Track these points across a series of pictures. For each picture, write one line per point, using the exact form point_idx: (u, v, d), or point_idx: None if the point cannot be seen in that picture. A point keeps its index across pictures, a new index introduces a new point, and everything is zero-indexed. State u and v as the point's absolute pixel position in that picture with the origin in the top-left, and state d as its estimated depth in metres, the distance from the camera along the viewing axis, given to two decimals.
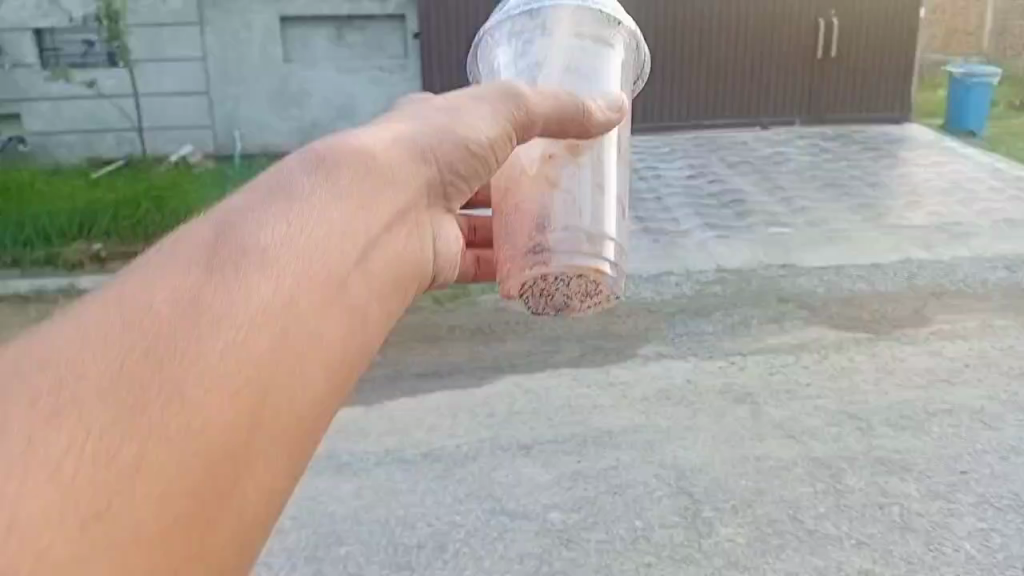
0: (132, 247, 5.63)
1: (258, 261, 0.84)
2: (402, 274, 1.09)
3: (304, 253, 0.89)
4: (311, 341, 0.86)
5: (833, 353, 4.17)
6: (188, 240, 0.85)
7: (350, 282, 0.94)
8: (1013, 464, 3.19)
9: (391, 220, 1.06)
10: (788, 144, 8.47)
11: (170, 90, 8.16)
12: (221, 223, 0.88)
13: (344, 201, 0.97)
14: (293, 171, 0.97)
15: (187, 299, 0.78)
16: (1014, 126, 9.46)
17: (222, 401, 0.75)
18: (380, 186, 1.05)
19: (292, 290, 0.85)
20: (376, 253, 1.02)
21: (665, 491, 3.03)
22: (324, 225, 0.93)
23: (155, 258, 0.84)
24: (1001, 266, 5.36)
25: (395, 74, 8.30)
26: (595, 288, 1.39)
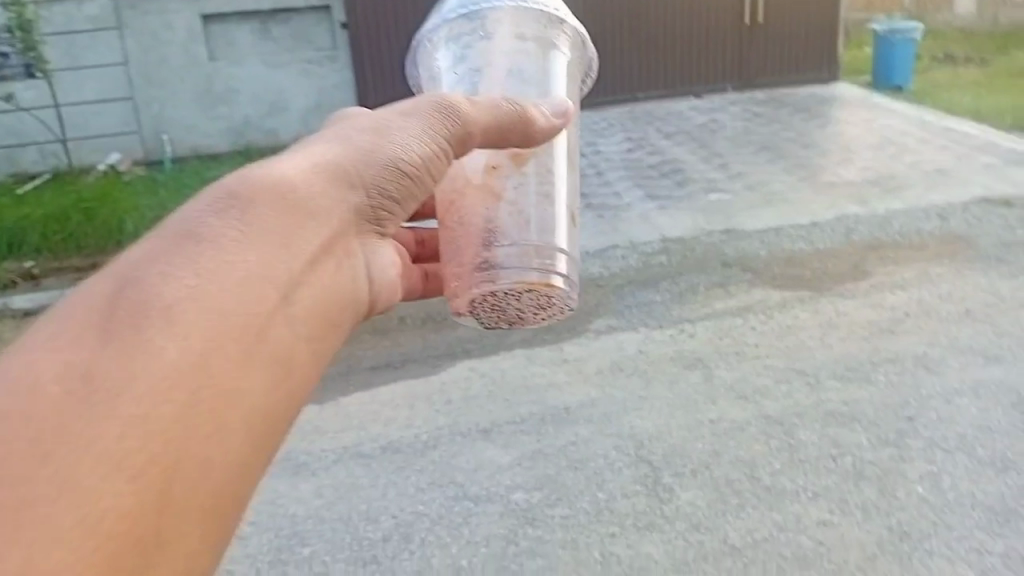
0: (65, 262, 5.55)
1: (160, 322, 0.92)
2: (326, 306, 1.18)
3: (209, 309, 0.97)
4: (220, 394, 0.95)
5: (779, 313, 4.24)
6: (94, 303, 0.94)
7: (261, 329, 1.03)
8: (957, 406, 3.30)
9: (310, 257, 1.14)
10: (722, 111, 8.57)
11: (92, 98, 7.91)
12: (127, 281, 0.96)
13: (250, 248, 1.05)
14: (215, 214, 1.08)
15: (89, 368, 0.87)
16: (937, 78, 9.71)
17: (128, 471, 0.83)
18: (292, 224, 1.12)
19: (196, 349, 0.94)
20: (291, 294, 1.10)
21: (625, 461, 3.06)
22: (227, 279, 1.00)
23: (65, 318, 0.92)
24: (934, 216, 5.51)
25: (323, 66, 8.18)
26: (547, 298, 1.42)
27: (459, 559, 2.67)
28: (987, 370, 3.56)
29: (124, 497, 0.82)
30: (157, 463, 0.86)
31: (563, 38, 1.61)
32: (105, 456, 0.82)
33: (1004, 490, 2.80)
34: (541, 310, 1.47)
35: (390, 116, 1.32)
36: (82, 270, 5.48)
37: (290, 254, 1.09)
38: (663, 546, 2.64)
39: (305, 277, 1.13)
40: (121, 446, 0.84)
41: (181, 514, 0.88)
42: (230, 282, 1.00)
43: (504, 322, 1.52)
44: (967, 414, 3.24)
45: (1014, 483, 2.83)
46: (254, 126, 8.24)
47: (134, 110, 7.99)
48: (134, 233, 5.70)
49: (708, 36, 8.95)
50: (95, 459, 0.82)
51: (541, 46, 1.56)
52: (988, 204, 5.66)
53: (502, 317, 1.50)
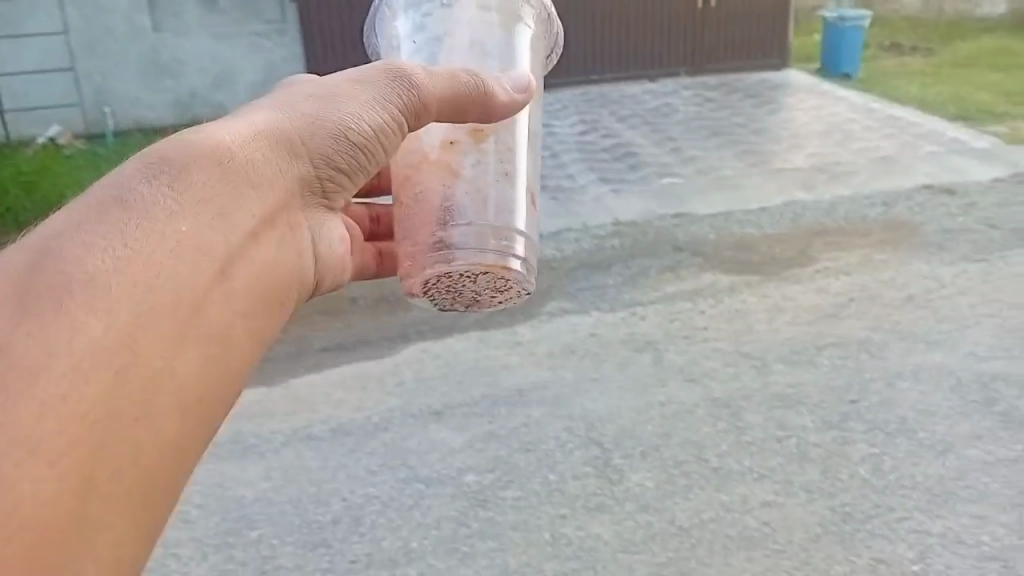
0: (2, 238, 5.32)
1: (85, 298, 0.91)
2: (262, 281, 1.17)
3: (137, 286, 0.96)
4: (149, 369, 0.95)
5: (728, 297, 4.31)
6: (13, 275, 0.92)
7: (194, 305, 1.02)
8: (898, 389, 3.39)
9: (245, 234, 1.14)
10: (674, 95, 8.62)
11: (31, 68, 7.63)
12: (49, 252, 0.94)
13: (179, 223, 1.04)
14: (145, 183, 1.05)
15: (8, 341, 0.85)
16: (884, 67, 9.89)
17: (47, 456, 0.82)
18: (225, 200, 1.11)
19: (123, 324, 0.93)
20: (225, 270, 1.09)
21: (576, 443, 3.09)
22: (156, 254, 0.99)
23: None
24: (879, 203, 5.63)
25: (273, 40, 8.03)
26: (503, 282, 1.40)
27: (410, 541, 2.67)
28: (927, 355, 3.66)
29: (43, 482, 0.81)
30: (81, 444, 0.85)
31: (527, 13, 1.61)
32: (26, 437, 0.81)
33: (941, 471, 2.90)
34: (498, 293, 1.46)
35: (339, 82, 1.32)
36: None
37: (223, 229, 1.09)
38: (612, 527, 2.67)
39: (240, 253, 1.12)
40: (42, 427, 0.82)
41: (105, 494, 0.88)
42: (159, 257, 1.00)
43: (461, 305, 1.50)
44: (907, 397, 3.34)
45: (951, 465, 2.93)
46: (201, 99, 8.06)
47: (76, 81, 7.74)
48: None
49: (662, 20, 8.98)
50: (11, 440, 0.80)
51: (505, 18, 1.56)
52: (931, 193, 5.80)
53: (459, 300, 1.48)
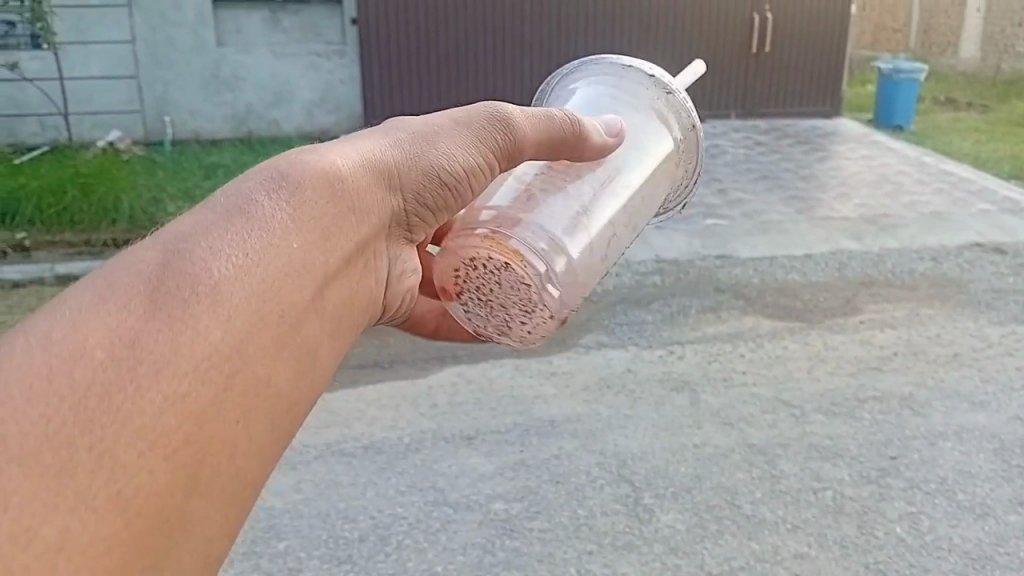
0: (56, 237, 5.48)
1: (207, 303, 0.80)
2: (357, 306, 1.04)
3: (257, 292, 0.84)
4: (258, 385, 0.83)
5: (768, 342, 4.26)
6: (138, 270, 0.80)
7: (304, 320, 0.90)
8: (939, 448, 3.32)
9: (352, 252, 1.01)
10: (724, 137, 8.61)
11: (97, 74, 7.85)
12: (174, 249, 0.82)
13: (299, 234, 0.91)
14: (259, 192, 0.91)
15: (136, 339, 0.74)
16: (939, 120, 9.79)
17: (163, 450, 0.72)
18: (340, 212, 0.99)
19: (239, 333, 0.81)
20: (333, 287, 0.97)
21: (607, 479, 3.06)
22: (277, 261, 0.88)
23: (107, 279, 0.79)
24: (928, 257, 5.55)
25: (332, 60, 8.21)
26: (529, 285, 1.21)
27: (435, 564, 2.66)
28: (971, 415, 3.58)
29: (158, 477, 0.72)
30: (192, 446, 0.75)
31: (663, 135, 1.54)
32: (145, 431, 0.72)
33: (980, 535, 2.82)
34: (527, 312, 1.26)
35: (440, 119, 1.17)
36: (75, 245, 5.42)
37: (335, 245, 0.97)
38: (639, 568, 2.64)
39: (346, 271, 1.00)
40: (159, 423, 0.73)
41: (206, 509, 0.77)
42: (278, 265, 0.88)
43: (496, 331, 1.32)
44: (948, 457, 3.26)
45: (991, 529, 2.84)
46: (257, 114, 8.23)
47: (139, 89, 7.95)
48: (130, 213, 5.64)
49: (715, 62, 8.97)
50: (136, 432, 0.71)
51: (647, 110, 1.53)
52: (981, 250, 5.70)
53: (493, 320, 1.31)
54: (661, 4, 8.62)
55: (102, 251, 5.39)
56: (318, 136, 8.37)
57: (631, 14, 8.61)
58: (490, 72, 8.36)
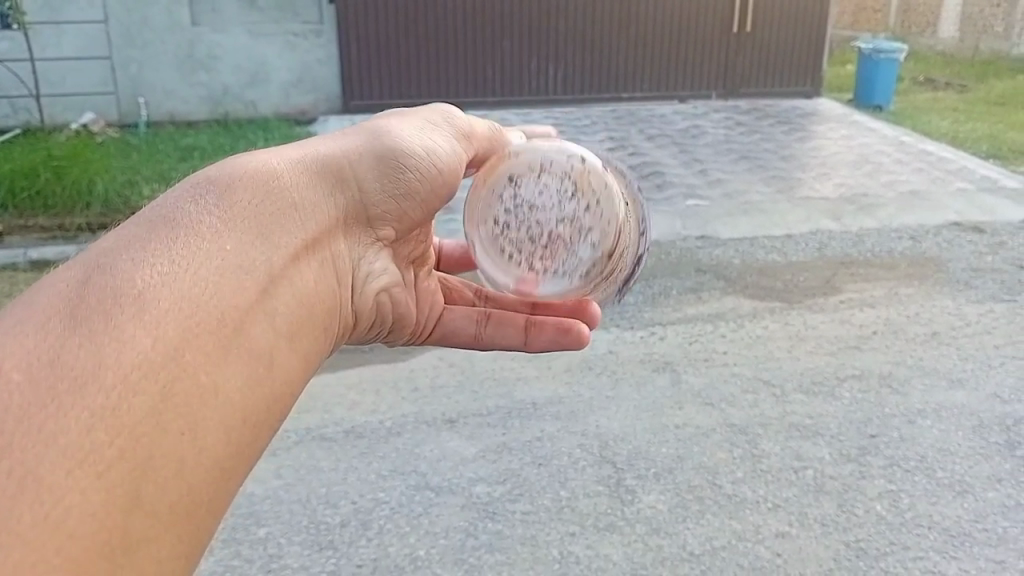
0: (31, 221, 5.41)
1: (133, 315, 0.88)
2: (305, 307, 1.14)
3: (188, 301, 0.94)
4: (202, 381, 0.92)
5: (749, 323, 4.26)
6: (69, 292, 0.89)
7: (243, 319, 1.01)
8: (918, 427, 3.33)
9: (291, 252, 1.13)
10: (704, 117, 8.59)
11: (69, 54, 7.69)
12: (103, 266, 0.92)
13: (223, 241, 1.03)
14: (183, 211, 1.03)
15: (58, 355, 0.82)
16: (917, 100, 9.83)
17: (94, 469, 0.78)
18: (268, 218, 1.11)
19: (173, 338, 0.90)
20: (275, 286, 1.09)
21: (589, 460, 3.06)
22: (209, 265, 0.99)
23: (43, 303, 0.88)
24: (907, 237, 5.57)
25: (308, 40, 8.11)
26: (542, 175, 1.43)
27: (417, 549, 2.64)
28: (949, 393, 3.60)
29: (91, 495, 0.77)
30: (130, 457, 0.82)
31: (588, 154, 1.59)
32: (72, 450, 0.78)
33: (960, 513, 2.84)
34: (569, 198, 1.43)
35: (372, 125, 1.37)
36: (48, 230, 5.36)
37: (268, 244, 1.09)
38: (621, 549, 2.63)
39: (286, 273, 1.11)
40: (90, 440, 0.79)
41: (151, 532, 0.83)
42: (210, 269, 0.99)
43: (593, 243, 1.43)
44: (928, 435, 3.28)
45: (970, 506, 2.87)
46: (232, 95, 8.13)
47: (112, 71, 7.80)
48: (104, 195, 5.55)
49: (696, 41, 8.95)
50: (59, 454, 0.77)
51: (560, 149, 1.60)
52: (960, 230, 5.74)
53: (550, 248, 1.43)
54: None
55: (75, 236, 5.34)
56: (296, 118, 8.28)
57: None
58: (470, 53, 8.34)
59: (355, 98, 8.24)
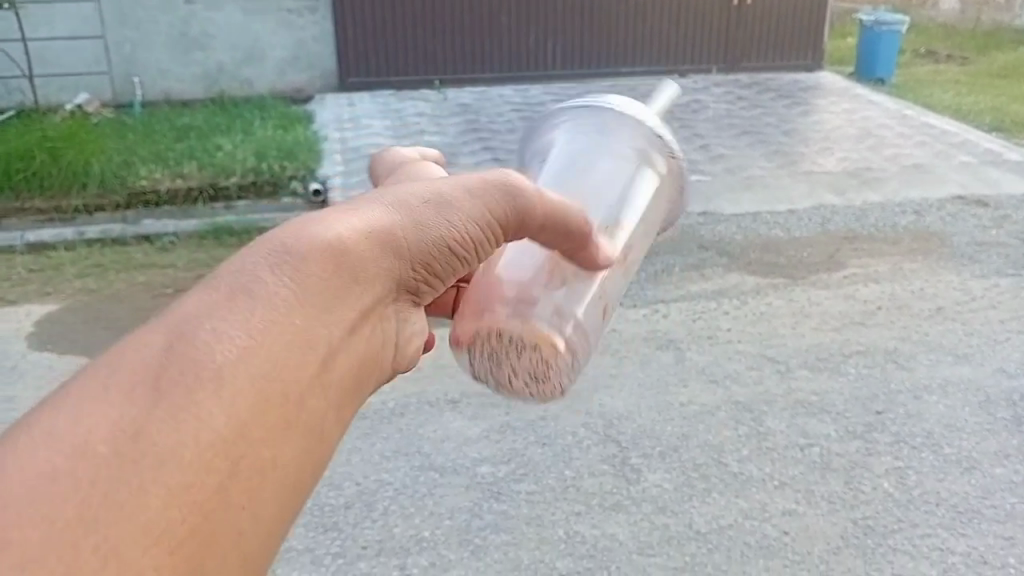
0: (27, 203, 5.35)
1: (212, 386, 0.68)
2: (376, 367, 0.90)
3: (264, 373, 0.72)
4: (269, 471, 0.72)
5: (752, 299, 4.23)
6: (137, 355, 0.68)
7: (316, 398, 0.77)
8: (925, 403, 3.31)
9: (373, 315, 0.87)
10: (705, 92, 8.50)
11: (62, 33, 7.58)
12: (178, 326, 0.70)
13: (308, 306, 0.77)
14: (266, 260, 0.77)
15: (138, 430, 0.64)
16: (920, 73, 9.74)
17: (165, 548, 0.63)
18: (357, 276, 0.83)
19: (249, 415, 0.70)
20: (348, 357, 0.83)
21: (594, 439, 3.04)
22: (285, 340, 0.74)
23: (109, 363, 0.68)
24: (911, 211, 5.53)
25: (304, 17, 7.99)
26: (543, 369, 1.10)
27: (422, 530, 2.63)
28: (955, 368, 3.58)
29: None
30: (195, 546, 0.65)
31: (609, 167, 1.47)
32: (148, 528, 0.62)
33: (967, 489, 2.82)
34: (532, 379, 1.12)
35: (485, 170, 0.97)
36: (45, 212, 5.32)
37: (348, 312, 0.82)
38: (628, 528, 2.62)
39: (367, 335, 0.86)
40: (162, 521, 0.63)
41: None
42: (282, 340, 0.74)
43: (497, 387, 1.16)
44: (933, 410, 3.26)
45: (978, 483, 2.85)
46: (228, 74, 8.03)
47: (106, 50, 7.71)
48: (100, 176, 5.47)
49: (696, 15, 8.85)
50: (136, 533, 0.62)
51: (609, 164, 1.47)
52: (963, 203, 5.69)
53: (495, 375, 1.15)
54: None
55: (73, 218, 5.31)
56: (292, 96, 8.19)
57: None
58: (466, 28, 8.26)
59: (352, 74, 8.22)
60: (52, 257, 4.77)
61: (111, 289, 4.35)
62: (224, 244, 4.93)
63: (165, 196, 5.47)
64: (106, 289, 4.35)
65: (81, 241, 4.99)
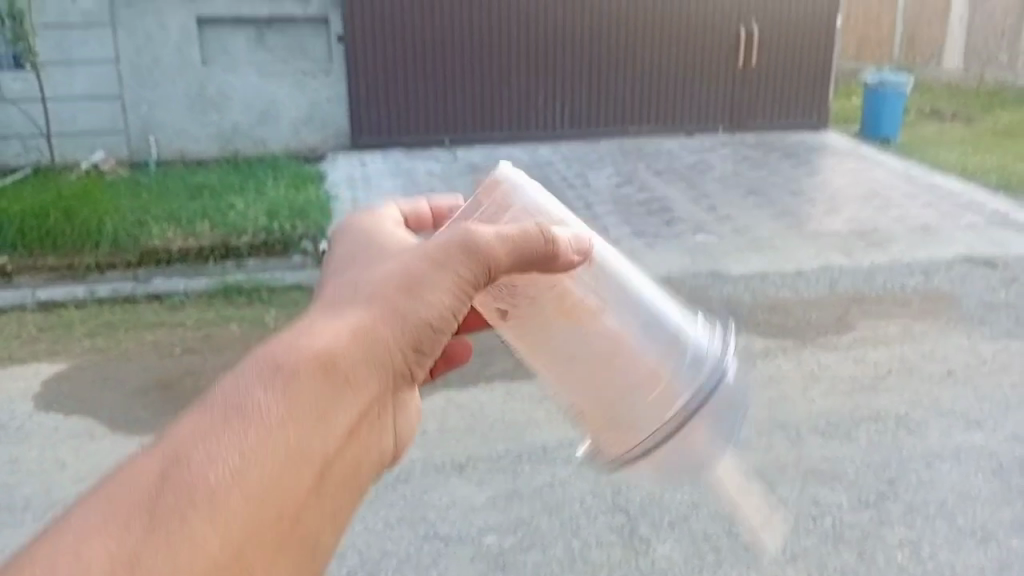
0: (40, 260, 5.39)
1: (206, 509, 0.79)
2: (362, 473, 1.00)
3: (255, 491, 0.83)
4: (260, 573, 0.85)
5: (761, 362, 4.22)
6: (135, 482, 0.79)
7: (301, 508, 0.89)
8: (937, 470, 3.27)
9: (361, 420, 0.97)
10: (711, 152, 8.57)
11: (80, 94, 7.75)
12: (173, 452, 0.81)
13: (297, 421, 0.88)
14: (255, 382, 0.88)
15: (137, 560, 0.75)
16: (925, 132, 9.84)
17: None
18: (343, 382, 0.94)
19: (236, 534, 0.81)
20: (334, 466, 0.94)
21: (602, 508, 3.00)
22: (274, 456, 0.85)
23: (108, 493, 0.78)
24: (919, 272, 5.53)
25: (317, 78, 8.15)
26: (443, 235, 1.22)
27: None
28: (967, 434, 3.54)
29: None
30: None
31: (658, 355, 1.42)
32: None
33: (982, 562, 2.77)
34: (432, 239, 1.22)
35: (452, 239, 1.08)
36: (57, 269, 5.36)
37: (336, 423, 0.92)
38: None
39: (354, 443, 0.97)
40: None
41: None
42: (272, 456, 0.85)
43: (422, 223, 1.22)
44: (947, 478, 3.21)
45: (993, 555, 2.80)
46: (242, 133, 8.17)
47: (123, 110, 7.86)
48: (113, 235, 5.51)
49: (702, 77, 8.98)
50: None
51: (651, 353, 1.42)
52: (972, 264, 5.69)
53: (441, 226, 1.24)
54: (647, 20, 8.64)
55: (84, 277, 5.33)
56: (305, 154, 8.32)
57: (617, 29, 8.60)
58: (476, 88, 8.41)
59: (364, 134, 8.33)
60: (63, 316, 4.80)
61: (120, 349, 4.36)
62: (234, 302, 4.95)
63: (177, 255, 5.51)
64: (115, 348, 4.37)
65: (92, 300, 5.03)
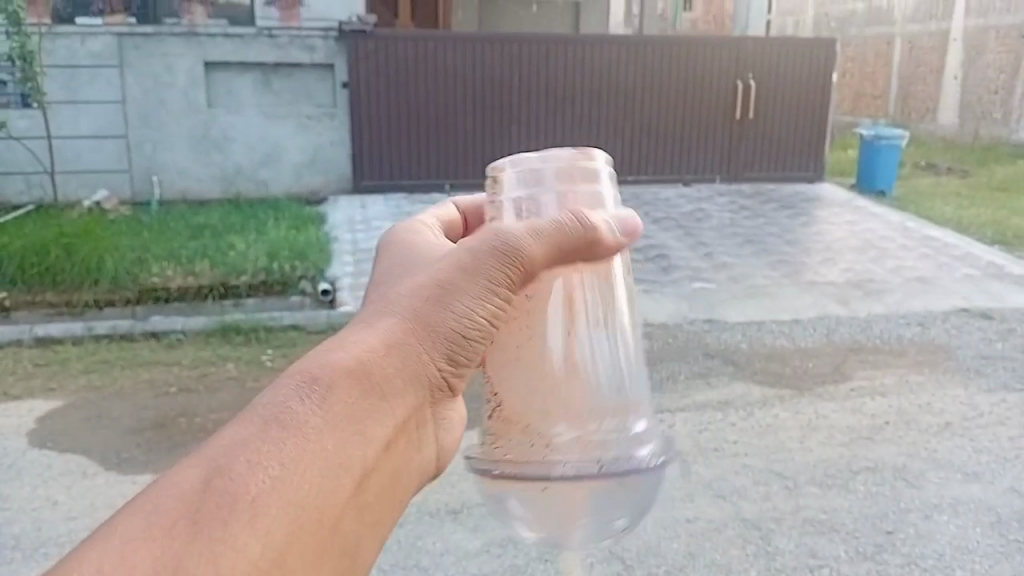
0: (39, 296, 5.41)
1: (247, 516, 0.80)
2: (400, 483, 1.00)
3: (296, 499, 0.84)
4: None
5: (759, 410, 4.21)
6: (177, 491, 0.80)
7: (341, 516, 0.89)
8: (934, 522, 3.25)
9: (395, 430, 0.98)
10: (709, 201, 8.64)
11: (86, 133, 7.85)
12: (214, 462, 0.82)
13: (333, 431, 0.89)
14: (290, 394, 0.89)
15: (179, 564, 0.75)
16: (921, 186, 9.93)
17: None
18: (375, 393, 0.94)
19: (280, 544, 0.81)
20: (371, 477, 0.94)
21: (597, 557, 2.97)
22: (312, 464, 0.86)
23: (153, 502, 0.79)
24: (915, 323, 5.55)
25: (321, 122, 8.24)
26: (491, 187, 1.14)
27: None
28: (965, 487, 3.52)
29: None
30: None
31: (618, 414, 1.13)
32: None
33: None
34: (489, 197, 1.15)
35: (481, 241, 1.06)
36: (56, 305, 5.37)
37: (371, 434, 0.93)
38: None
39: (389, 454, 0.97)
40: None
41: None
42: (311, 463, 0.85)
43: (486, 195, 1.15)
44: (945, 531, 3.19)
45: None
46: (245, 174, 8.24)
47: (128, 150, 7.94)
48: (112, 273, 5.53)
49: (700, 128, 9.09)
50: None
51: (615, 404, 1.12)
52: (968, 316, 5.72)
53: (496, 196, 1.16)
54: (646, 72, 8.80)
55: (82, 313, 5.34)
56: (306, 196, 8.39)
57: (616, 79, 8.75)
58: (478, 135, 8.50)
59: (366, 178, 8.39)
60: (59, 352, 4.80)
61: (114, 387, 4.35)
62: (231, 342, 4.94)
63: (176, 293, 5.51)
64: (110, 386, 4.36)
65: (90, 336, 5.03)
